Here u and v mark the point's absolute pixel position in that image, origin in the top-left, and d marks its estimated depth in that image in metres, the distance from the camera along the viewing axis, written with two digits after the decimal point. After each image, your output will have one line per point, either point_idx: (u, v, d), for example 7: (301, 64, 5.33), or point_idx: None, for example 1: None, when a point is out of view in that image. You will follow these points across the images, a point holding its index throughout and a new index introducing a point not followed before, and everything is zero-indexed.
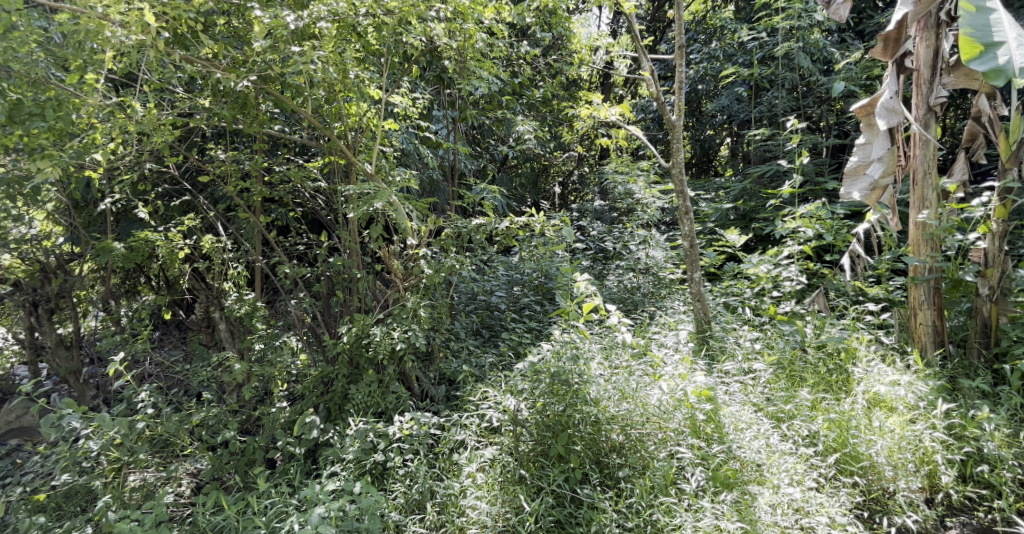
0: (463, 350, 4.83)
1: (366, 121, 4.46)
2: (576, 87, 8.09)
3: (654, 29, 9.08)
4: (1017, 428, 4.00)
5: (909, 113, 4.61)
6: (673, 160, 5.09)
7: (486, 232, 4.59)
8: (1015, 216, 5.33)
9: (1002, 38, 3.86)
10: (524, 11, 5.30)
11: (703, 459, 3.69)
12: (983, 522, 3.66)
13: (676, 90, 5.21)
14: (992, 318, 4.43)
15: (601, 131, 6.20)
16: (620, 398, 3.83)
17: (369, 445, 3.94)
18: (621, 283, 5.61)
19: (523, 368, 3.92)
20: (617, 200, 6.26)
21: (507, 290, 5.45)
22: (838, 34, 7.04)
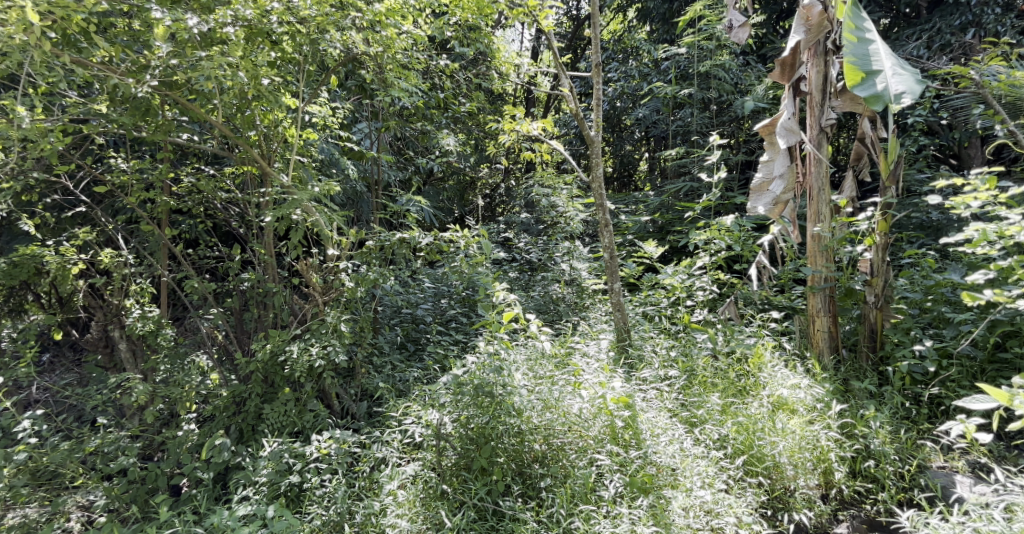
0: (386, 365, 4.85)
1: (283, 130, 4.46)
2: (498, 102, 8.22)
3: (574, 47, 9.32)
4: (898, 426, 4.31)
5: (804, 133, 4.93)
6: (594, 174, 5.21)
7: (409, 245, 4.61)
8: (897, 229, 5.78)
9: (879, 66, 4.21)
10: (444, 25, 5.38)
11: (622, 465, 3.85)
12: (870, 514, 3.94)
13: (597, 106, 5.30)
14: (877, 323, 4.78)
15: (526, 145, 6.10)
16: (543, 408, 3.96)
17: (285, 466, 3.94)
18: (547, 293, 5.76)
19: (447, 382, 4.00)
20: (543, 214, 6.43)
21: (433, 303, 5.52)
22: (744, 56, 7.43)
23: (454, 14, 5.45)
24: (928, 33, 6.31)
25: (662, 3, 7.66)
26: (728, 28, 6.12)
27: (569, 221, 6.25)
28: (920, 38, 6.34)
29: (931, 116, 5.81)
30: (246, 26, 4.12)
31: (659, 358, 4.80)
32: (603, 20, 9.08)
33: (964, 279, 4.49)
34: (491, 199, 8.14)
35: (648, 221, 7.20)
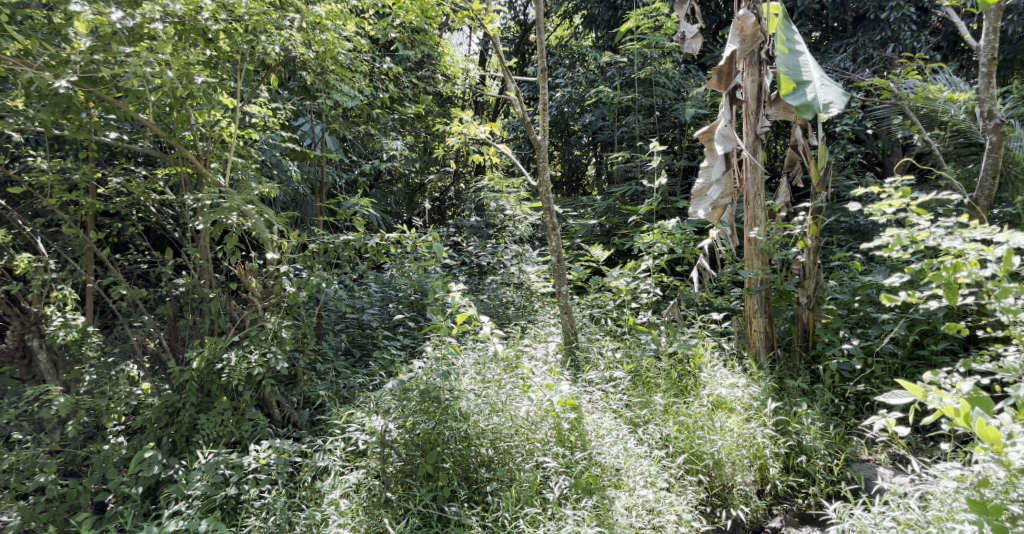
0: (330, 372, 4.82)
1: (219, 130, 4.39)
2: (446, 105, 8.23)
3: (521, 51, 9.39)
4: (829, 422, 4.49)
5: (740, 140, 5.07)
6: (541, 179, 5.22)
7: (354, 248, 4.64)
8: (827, 233, 6.01)
9: (809, 77, 4.40)
10: (387, 26, 5.37)
11: (567, 467, 3.91)
12: (801, 507, 4.09)
13: (543, 109, 5.24)
14: (809, 324, 4.97)
15: (472, 147, 6.26)
16: (490, 412, 3.98)
17: (220, 478, 3.88)
18: (496, 297, 5.78)
19: (392, 387, 3.99)
20: (492, 218, 6.48)
21: (380, 307, 5.50)
22: (685, 64, 7.60)
23: (397, 16, 5.46)
24: (853, 45, 6.59)
25: (607, 10, 7.79)
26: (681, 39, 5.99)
27: (517, 224, 6.28)
28: (847, 50, 6.62)
29: (856, 125, 6.09)
30: (176, 22, 4.03)
31: (605, 359, 4.90)
32: (549, 25, 9.18)
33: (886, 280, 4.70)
34: (442, 202, 8.21)
35: (595, 225, 7.30)
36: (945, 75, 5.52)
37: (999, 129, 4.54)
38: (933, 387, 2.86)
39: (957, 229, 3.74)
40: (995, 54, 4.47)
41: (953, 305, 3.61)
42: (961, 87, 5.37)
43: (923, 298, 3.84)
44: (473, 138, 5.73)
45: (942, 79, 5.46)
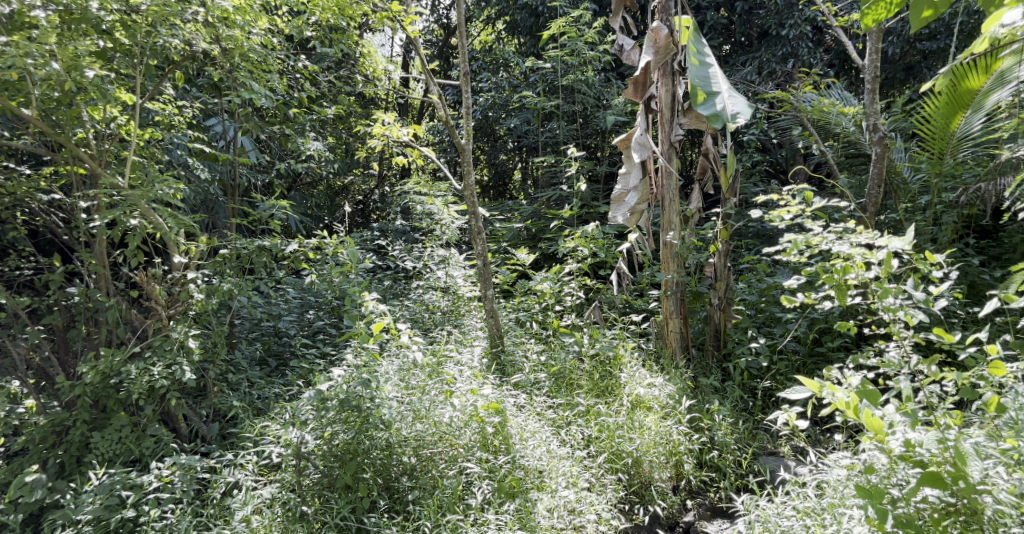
0: (243, 382, 4.71)
1: (115, 126, 4.21)
2: (369, 106, 8.16)
3: (444, 54, 9.40)
4: (738, 418, 4.70)
5: (656, 147, 5.21)
6: (466, 182, 5.20)
7: (270, 253, 4.56)
8: (737, 237, 6.30)
9: (717, 88, 4.59)
10: (302, 24, 5.32)
11: (490, 471, 3.95)
12: (714, 501, 4.24)
13: (466, 112, 5.17)
14: (721, 323, 5.17)
15: (396, 149, 5.80)
16: (413, 419, 3.98)
17: (115, 500, 3.71)
18: (421, 301, 5.65)
19: (309, 397, 3.87)
20: (418, 222, 6.47)
21: (299, 315, 5.47)
22: (605, 72, 7.78)
23: (313, 14, 5.42)
24: (757, 60, 6.95)
25: (528, 16, 7.90)
26: (616, 50, 5.85)
27: (444, 228, 6.26)
28: (752, 64, 6.96)
29: (762, 135, 6.41)
30: (63, 10, 3.91)
31: (530, 362, 4.99)
32: (474, 29, 9.22)
33: (787, 282, 4.99)
34: (365, 204, 8.16)
35: (521, 229, 7.38)
36: (837, 90, 5.90)
37: (883, 142, 4.82)
38: (828, 383, 3.06)
39: (845, 234, 3.98)
40: (878, 72, 4.77)
41: (841, 305, 3.83)
42: (851, 102, 5.74)
43: (818, 298, 4.09)
44: (396, 140, 5.65)
45: (835, 94, 5.82)
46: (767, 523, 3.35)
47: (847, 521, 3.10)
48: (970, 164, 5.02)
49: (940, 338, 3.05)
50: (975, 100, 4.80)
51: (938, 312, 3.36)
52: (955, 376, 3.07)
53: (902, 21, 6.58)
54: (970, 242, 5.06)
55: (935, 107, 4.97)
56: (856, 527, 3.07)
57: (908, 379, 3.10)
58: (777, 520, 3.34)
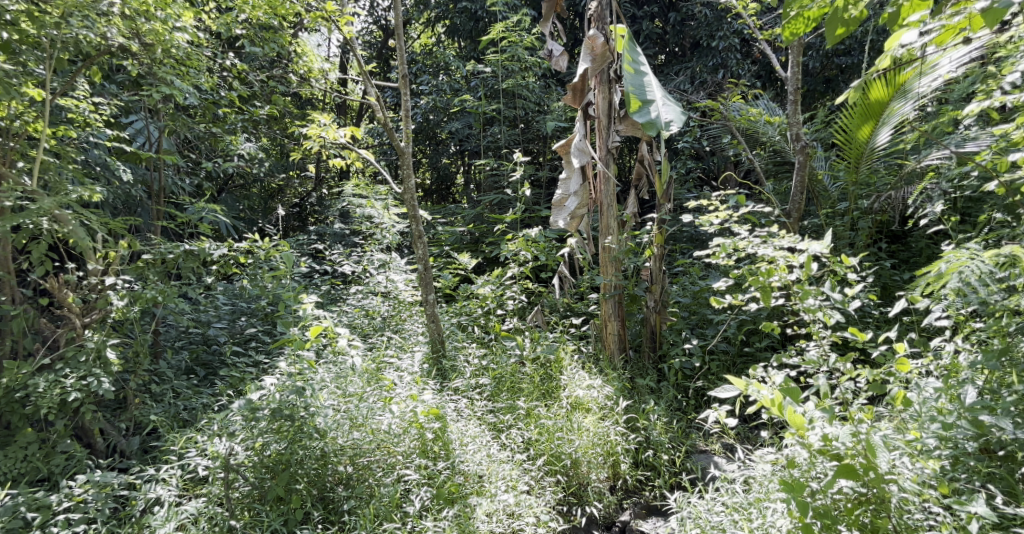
0: (167, 393, 4.57)
1: (21, 123, 4.06)
2: (305, 107, 8.06)
3: (382, 58, 9.36)
4: (673, 417, 4.82)
5: (594, 153, 5.28)
6: (406, 185, 5.15)
7: (199, 258, 4.43)
8: (671, 241, 6.48)
9: (652, 96, 4.73)
10: (230, 22, 5.25)
11: (429, 478, 3.91)
12: (648, 500, 4.32)
13: (404, 114, 5.11)
14: (657, 326, 5.33)
15: (333, 152, 5.70)
16: (350, 427, 3.96)
17: (21, 521, 3.56)
18: (359, 306, 5.56)
19: (240, 407, 3.76)
20: (357, 225, 6.41)
21: (230, 321, 5.32)
22: (544, 78, 7.85)
23: (243, 11, 5.35)
24: (690, 70, 7.13)
25: (468, 20, 7.94)
26: (546, 57, 5.95)
27: (385, 231, 6.21)
28: (685, 73, 7.17)
29: (695, 143, 6.58)
30: None
31: (472, 366, 4.95)
32: (414, 32, 9.20)
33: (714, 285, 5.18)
34: (302, 207, 8.00)
35: (464, 233, 7.37)
36: (764, 101, 6.10)
37: (805, 151, 5.01)
38: (754, 381, 3.17)
39: (770, 238, 4.13)
40: (799, 84, 4.98)
41: (766, 306, 3.97)
42: (775, 112, 5.95)
43: (745, 300, 4.22)
44: (332, 142, 5.54)
45: (762, 104, 6.02)
46: (698, 520, 3.43)
47: (771, 515, 3.22)
48: (882, 173, 5.22)
49: (852, 335, 3.28)
50: (885, 114, 4.94)
51: (853, 312, 3.53)
52: (865, 374, 3.25)
53: (820, 35, 6.90)
54: (884, 246, 5.33)
55: (851, 118, 5.11)
56: (779, 519, 3.18)
57: (825, 376, 3.31)
58: (708, 516, 3.43)
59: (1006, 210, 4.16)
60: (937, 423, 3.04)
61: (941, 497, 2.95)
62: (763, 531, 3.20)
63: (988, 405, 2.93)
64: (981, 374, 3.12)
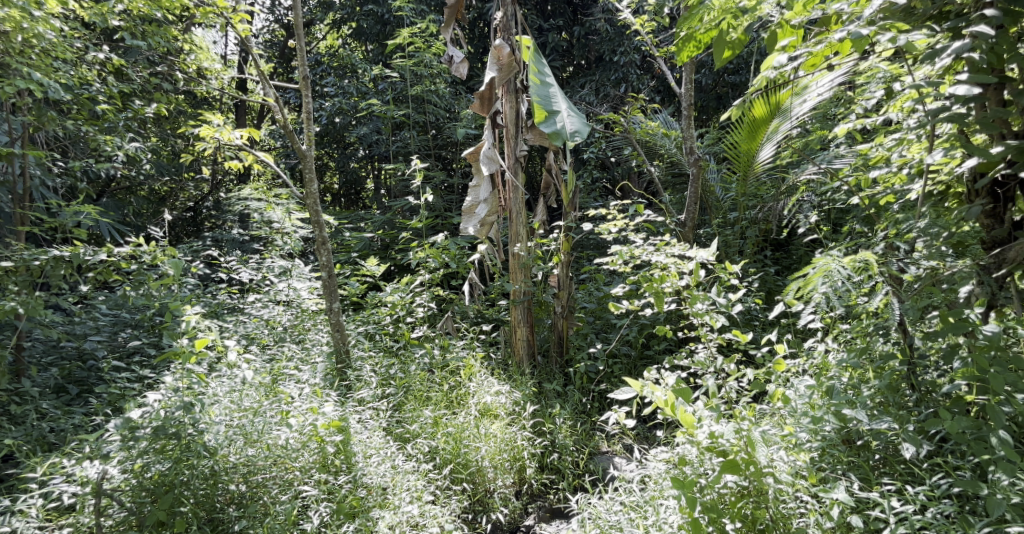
0: (30, 414, 4.26)
1: None
2: (200, 106, 7.79)
3: (284, 58, 9.18)
4: (577, 420, 4.93)
5: (502, 162, 5.31)
6: (307, 190, 4.97)
7: (70, 265, 4.17)
8: (578, 248, 6.66)
9: (557, 107, 4.87)
10: (106, 12, 5.02)
11: (329, 493, 3.72)
12: (553, 502, 4.37)
13: (307, 115, 4.89)
14: (565, 331, 5.44)
15: (229, 153, 5.33)
16: (244, 443, 3.63)
17: None
18: (262, 317, 5.34)
19: (114, 425, 3.34)
20: (257, 230, 6.24)
21: (111, 335, 5.12)
22: (453, 86, 7.87)
23: (122, 2, 5.12)
24: (594, 82, 7.32)
25: (374, 23, 7.89)
26: (446, 63, 5.97)
27: (286, 236, 6.06)
28: (589, 86, 7.37)
29: (601, 154, 6.76)
30: None
31: (377, 377, 4.85)
32: (322, 34, 9.05)
33: (614, 291, 5.39)
34: (196, 211, 7.78)
35: (373, 239, 7.27)
36: (662, 115, 6.35)
37: (698, 164, 5.25)
38: (649, 382, 3.29)
39: (663, 245, 4.34)
40: (693, 100, 5.20)
41: (659, 310, 4.13)
42: (673, 126, 6.18)
43: (641, 305, 4.40)
44: (229, 144, 5.16)
45: (660, 118, 6.26)
46: (597, 520, 3.53)
47: (663, 511, 3.33)
48: (769, 186, 5.58)
49: (736, 337, 3.48)
50: (767, 132, 5.18)
51: (738, 316, 3.71)
52: (748, 373, 3.45)
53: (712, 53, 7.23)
54: (769, 254, 5.65)
55: (736, 134, 5.35)
56: (670, 515, 3.30)
57: (712, 376, 3.49)
58: (607, 516, 3.52)
59: (864, 221, 4.49)
60: (809, 418, 3.24)
61: (810, 486, 3.13)
62: (657, 527, 3.29)
63: (849, 399, 3.11)
64: (846, 371, 3.34)
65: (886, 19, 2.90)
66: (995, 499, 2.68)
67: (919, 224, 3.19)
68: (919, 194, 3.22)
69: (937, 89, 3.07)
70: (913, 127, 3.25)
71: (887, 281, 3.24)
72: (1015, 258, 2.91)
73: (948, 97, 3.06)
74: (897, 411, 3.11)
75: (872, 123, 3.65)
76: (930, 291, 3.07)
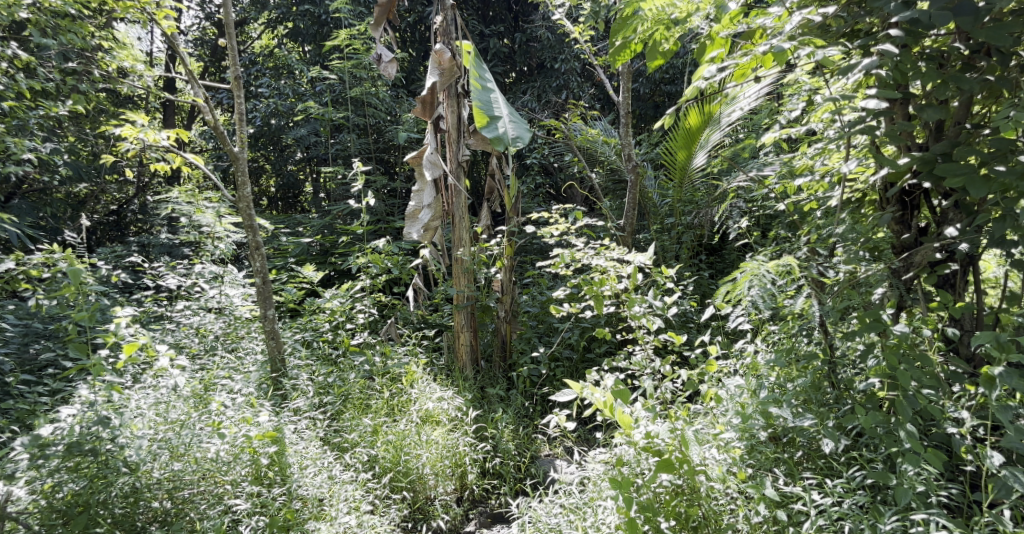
0: None
1: None
2: (124, 106, 7.56)
3: (215, 57, 8.98)
4: (519, 424, 4.95)
5: (444, 166, 5.30)
6: (239, 194, 4.82)
7: None
8: (522, 254, 6.77)
9: (499, 113, 4.90)
10: (14, 4, 4.88)
11: (262, 506, 3.57)
12: (494, 508, 4.36)
13: (239, 117, 4.78)
14: (508, 336, 5.50)
15: (154, 154, 5.12)
16: (169, 457, 3.49)
17: None
18: (193, 325, 5.11)
19: (22, 443, 3.17)
20: (186, 235, 6.09)
21: (22, 346, 4.92)
22: (394, 89, 7.83)
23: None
24: (535, 88, 7.40)
25: (311, 24, 7.81)
26: (379, 63, 5.94)
27: (216, 241, 5.92)
28: (530, 92, 7.45)
29: (543, 159, 6.83)
30: None
31: (314, 385, 4.77)
32: (257, 35, 8.92)
33: (555, 295, 5.47)
34: (120, 215, 7.48)
35: (311, 244, 7.16)
36: (602, 122, 6.46)
37: (636, 171, 5.35)
38: (588, 384, 3.34)
39: (602, 250, 4.42)
40: (630, 108, 5.29)
41: (598, 314, 4.22)
42: (612, 133, 6.28)
43: (581, 308, 4.47)
44: (154, 144, 4.95)
45: (600, 125, 6.37)
46: (537, 523, 3.54)
47: (601, 512, 3.39)
48: (704, 192, 5.72)
49: (670, 338, 3.58)
50: (700, 139, 5.35)
51: (673, 319, 3.79)
52: (682, 374, 3.53)
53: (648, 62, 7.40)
54: (704, 259, 5.78)
55: (672, 141, 5.51)
56: (608, 515, 3.35)
57: (649, 378, 3.56)
58: (546, 519, 3.54)
59: (791, 227, 4.67)
60: (739, 416, 3.34)
61: (740, 482, 3.21)
62: (595, 528, 3.35)
63: (776, 398, 3.21)
64: (774, 370, 3.43)
65: (805, 35, 3.06)
66: (903, 487, 2.81)
67: (839, 230, 3.34)
68: (838, 200, 3.35)
69: (853, 102, 3.22)
70: (832, 137, 3.38)
71: (809, 284, 3.38)
72: (921, 262, 3.08)
73: (861, 110, 3.22)
74: (819, 408, 3.20)
75: (796, 133, 3.80)
76: (849, 294, 3.19)
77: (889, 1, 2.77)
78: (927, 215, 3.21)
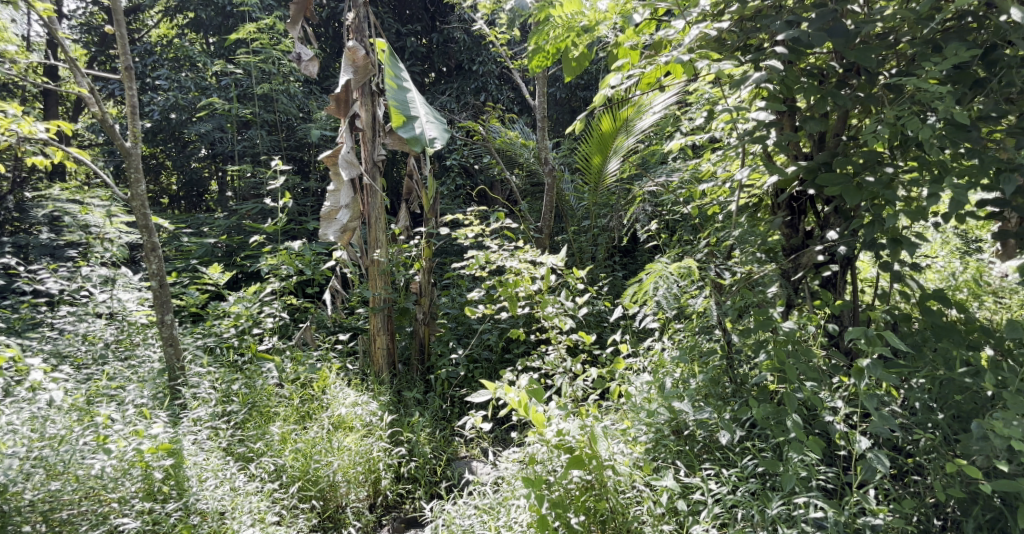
0: None
1: None
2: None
3: (105, 46, 8.56)
4: (435, 427, 4.95)
5: (360, 166, 5.21)
6: (132, 191, 4.60)
7: None
8: (440, 255, 6.81)
9: (415, 113, 4.89)
10: None
11: (154, 523, 3.40)
12: (408, 514, 4.32)
13: (129, 111, 4.54)
14: (426, 338, 5.52)
15: (28, 148, 4.77)
16: (45, 477, 3.28)
17: None
18: (79, 331, 4.82)
19: None
20: (70, 234, 5.77)
21: None
22: (307, 85, 7.69)
23: None
24: (452, 90, 7.42)
25: (214, 15, 7.57)
26: (296, 60, 5.78)
27: (106, 242, 5.69)
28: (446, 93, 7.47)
29: (463, 159, 6.85)
30: None
31: (218, 391, 4.60)
32: (153, 25, 8.56)
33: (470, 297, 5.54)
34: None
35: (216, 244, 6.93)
36: (520, 125, 6.53)
37: (552, 174, 5.44)
38: (501, 384, 3.37)
39: (516, 251, 4.49)
40: (546, 112, 5.36)
41: (512, 315, 4.28)
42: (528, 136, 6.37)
43: (495, 309, 4.52)
44: (23, 138, 4.60)
45: (516, 128, 6.45)
46: (450, 526, 3.53)
47: (513, 511, 3.43)
48: (619, 196, 5.86)
49: (581, 337, 3.68)
50: (616, 145, 5.40)
51: (584, 320, 3.88)
52: (592, 372, 3.62)
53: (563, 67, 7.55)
54: (617, 260, 5.94)
55: (588, 147, 5.56)
56: (520, 514, 3.41)
57: (560, 378, 3.64)
58: (459, 521, 3.53)
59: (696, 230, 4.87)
60: (646, 412, 3.46)
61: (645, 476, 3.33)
62: (507, 527, 3.38)
63: (678, 393, 3.34)
64: (679, 366, 3.58)
65: (702, 48, 3.20)
66: (789, 474, 2.94)
67: (737, 233, 3.53)
68: (737, 205, 3.53)
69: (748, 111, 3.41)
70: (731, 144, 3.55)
71: (710, 285, 3.55)
72: (807, 263, 3.34)
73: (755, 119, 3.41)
74: (718, 401, 3.35)
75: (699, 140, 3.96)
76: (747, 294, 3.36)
77: (775, 20, 2.94)
78: (813, 220, 3.47)
